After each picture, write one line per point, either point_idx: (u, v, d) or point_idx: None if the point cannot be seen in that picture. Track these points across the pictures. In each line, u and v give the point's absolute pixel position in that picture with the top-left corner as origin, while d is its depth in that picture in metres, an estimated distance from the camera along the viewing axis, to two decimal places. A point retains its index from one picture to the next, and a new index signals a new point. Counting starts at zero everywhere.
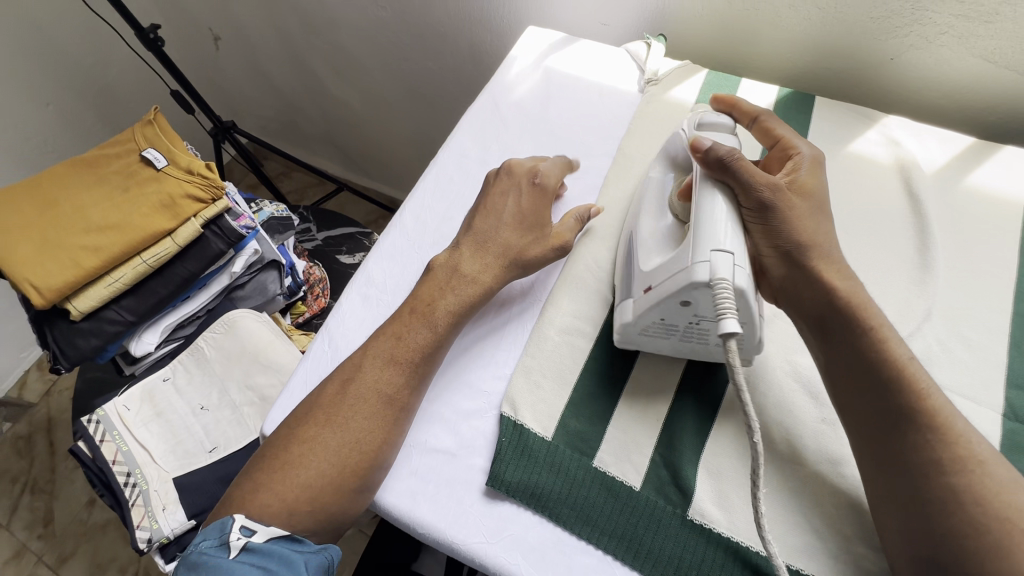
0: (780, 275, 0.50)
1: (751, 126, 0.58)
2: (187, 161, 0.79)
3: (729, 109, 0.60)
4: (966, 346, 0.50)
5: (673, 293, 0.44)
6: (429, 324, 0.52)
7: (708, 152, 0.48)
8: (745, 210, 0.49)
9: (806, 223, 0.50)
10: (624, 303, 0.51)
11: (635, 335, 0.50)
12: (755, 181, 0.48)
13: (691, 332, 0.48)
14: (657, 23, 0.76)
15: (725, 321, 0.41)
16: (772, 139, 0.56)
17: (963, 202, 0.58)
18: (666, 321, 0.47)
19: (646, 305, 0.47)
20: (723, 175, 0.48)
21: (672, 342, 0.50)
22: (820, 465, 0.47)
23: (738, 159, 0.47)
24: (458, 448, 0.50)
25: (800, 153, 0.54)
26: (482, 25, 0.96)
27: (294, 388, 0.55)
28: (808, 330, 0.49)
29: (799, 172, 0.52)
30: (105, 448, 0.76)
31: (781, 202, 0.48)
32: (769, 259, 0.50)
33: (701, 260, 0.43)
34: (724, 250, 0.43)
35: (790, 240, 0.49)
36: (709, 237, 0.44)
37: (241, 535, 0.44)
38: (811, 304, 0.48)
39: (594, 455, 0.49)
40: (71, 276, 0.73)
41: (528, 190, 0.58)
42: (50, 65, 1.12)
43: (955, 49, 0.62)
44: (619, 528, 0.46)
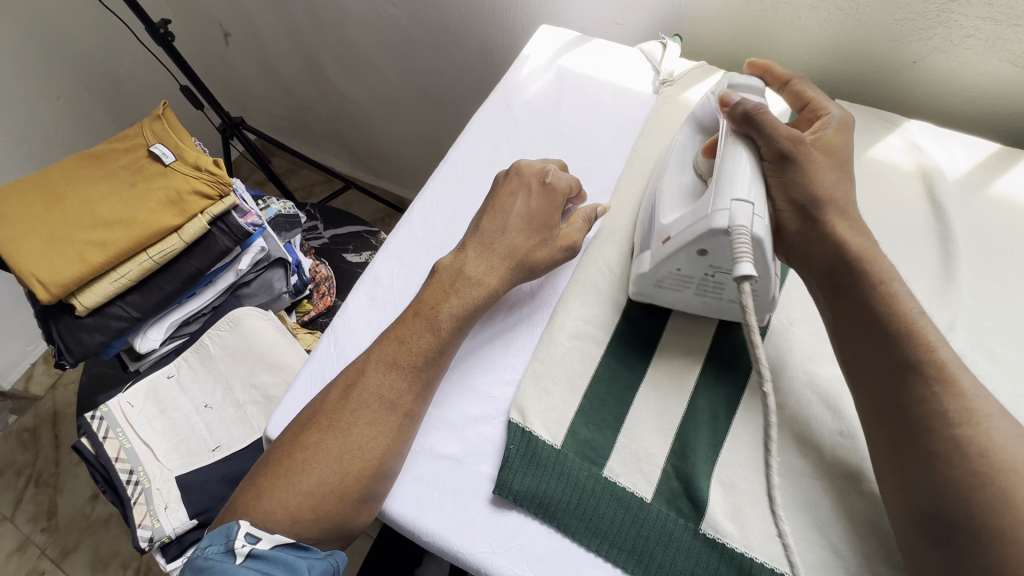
0: (796, 231, 0.48)
1: (782, 91, 0.58)
2: (195, 156, 0.79)
3: (762, 74, 0.60)
4: (991, 359, 0.49)
5: (692, 242, 0.45)
6: (431, 328, 0.51)
7: (736, 106, 0.48)
8: (767, 163, 0.48)
9: (825, 176, 0.48)
10: (642, 255, 0.52)
11: (650, 287, 0.51)
12: (780, 133, 0.47)
13: (706, 285, 0.48)
14: (673, 23, 0.75)
15: (739, 265, 0.40)
16: (803, 101, 0.57)
17: (987, 211, 0.56)
18: (682, 271, 0.48)
19: (665, 255, 0.48)
20: (749, 130, 0.48)
21: (686, 296, 0.50)
22: (838, 480, 0.45)
23: (763, 112, 0.47)
24: (464, 455, 0.49)
25: (828, 114, 0.54)
26: (493, 24, 0.95)
27: (299, 390, 0.54)
28: (818, 286, 0.48)
29: (825, 131, 0.52)
30: (108, 445, 0.75)
31: (802, 155, 0.48)
32: (784, 213, 0.48)
33: (721, 208, 0.43)
34: (744, 199, 0.43)
35: (806, 193, 0.47)
36: (730, 188, 0.44)
37: (247, 542, 0.43)
38: (822, 258, 0.47)
39: (604, 465, 0.47)
40: (76, 271, 0.72)
41: (538, 191, 0.57)
42: (59, 58, 1.11)
43: (981, 52, 0.61)
44: (629, 540, 0.45)
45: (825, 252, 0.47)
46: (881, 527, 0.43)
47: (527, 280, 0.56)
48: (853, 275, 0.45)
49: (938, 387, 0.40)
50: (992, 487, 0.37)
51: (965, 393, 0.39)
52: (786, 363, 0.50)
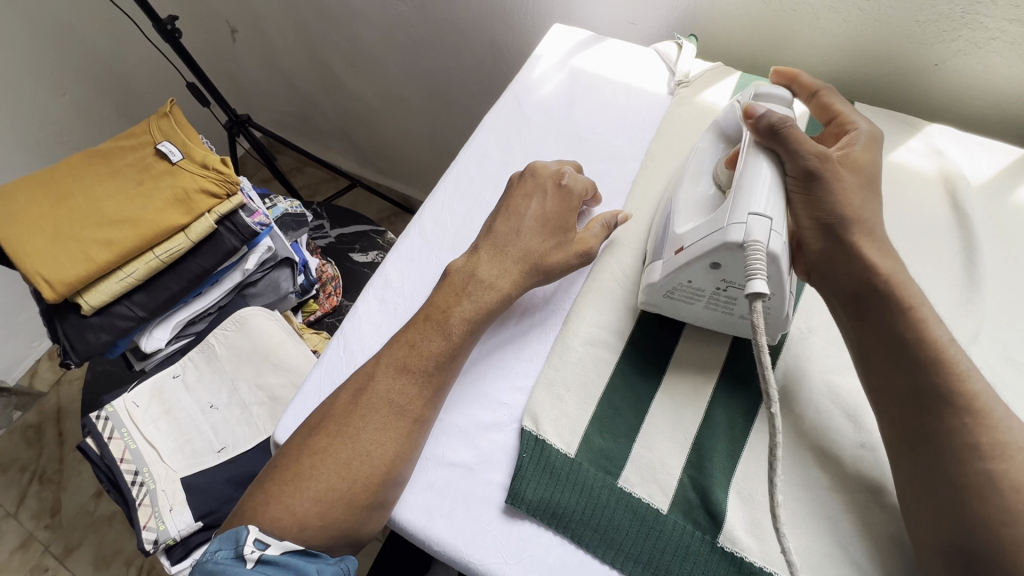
0: (819, 250, 0.47)
1: (809, 102, 0.56)
2: (203, 155, 0.78)
3: (790, 83, 0.58)
4: (1016, 371, 0.47)
5: (706, 254, 0.43)
6: (442, 332, 0.50)
7: (761, 119, 0.46)
8: (790, 179, 0.46)
9: (854, 197, 0.47)
10: (653, 264, 0.50)
11: (659, 297, 0.49)
12: (807, 149, 0.46)
13: (717, 299, 0.47)
14: (688, 23, 0.74)
15: (753, 282, 0.40)
16: (829, 115, 0.55)
17: (1011, 218, 0.55)
18: (693, 284, 0.47)
19: (675, 265, 0.46)
20: (775, 144, 0.46)
21: (698, 309, 0.49)
22: (859, 493, 0.44)
23: (790, 126, 0.45)
24: (476, 463, 0.48)
25: (857, 128, 0.52)
26: (504, 23, 0.94)
27: (307, 394, 0.53)
28: (844, 311, 0.46)
29: (854, 147, 0.50)
30: (113, 446, 0.75)
31: (829, 173, 0.46)
32: (807, 231, 0.47)
33: (737, 221, 0.42)
34: (761, 214, 0.42)
35: (833, 212, 0.46)
36: (748, 200, 0.43)
37: (256, 548, 0.42)
38: (847, 280, 0.46)
39: (619, 475, 0.46)
40: (82, 270, 0.71)
41: (553, 193, 0.56)
42: (66, 54, 1.11)
43: (1006, 55, 0.59)
44: (645, 553, 0.44)
45: (850, 275, 0.45)
46: (905, 543, 0.42)
47: (540, 284, 0.55)
48: (882, 294, 0.44)
49: (966, 402, 0.39)
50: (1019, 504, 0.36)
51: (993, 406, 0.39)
52: (805, 372, 0.49)
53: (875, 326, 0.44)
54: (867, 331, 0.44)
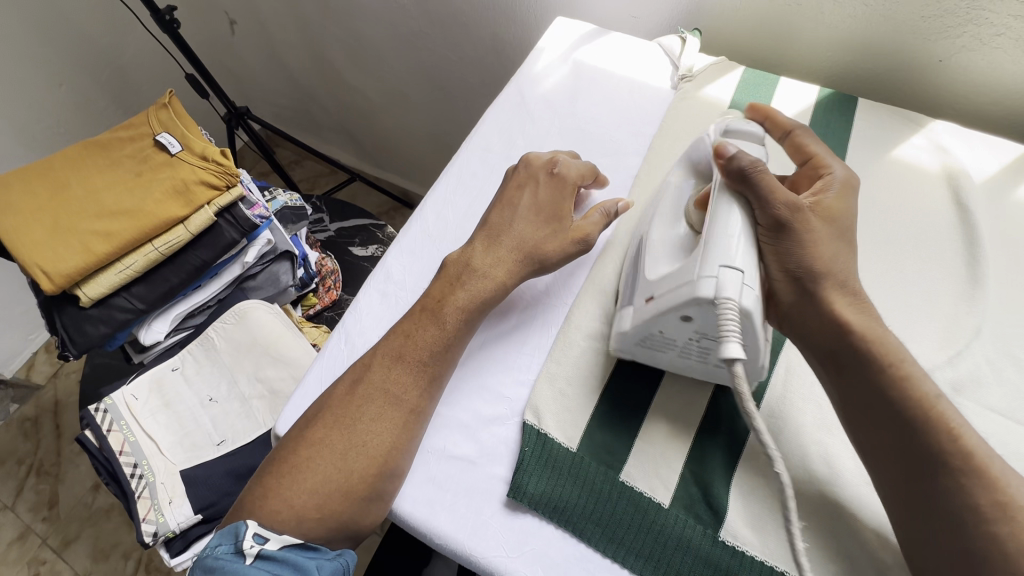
0: (791, 302, 0.45)
1: (783, 141, 0.54)
2: (202, 146, 0.77)
3: (762, 119, 0.54)
4: (1017, 368, 0.48)
5: (675, 307, 0.42)
6: (437, 322, 0.50)
7: (731, 160, 0.44)
8: (760, 227, 0.45)
9: (824, 247, 0.45)
10: (624, 310, 0.49)
11: (632, 345, 0.48)
12: (776, 198, 0.44)
13: (691, 349, 0.45)
14: (692, 16, 0.73)
15: (727, 346, 0.38)
16: (803, 156, 0.52)
17: (1014, 215, 0.55)
18: (665, 334, 0.45)
19: (648, 316, 0.45)
20: (743, 188, 0.44)
21: (671, 357, 0.47)
22: (859, 489, 0.44)
23: (759, 171, 0.43)
24: (478, 456, 0.48)
25: (831, 173, 0.50)
26: (506, 15, 0.93)
27: (308, 387, 0.53)
28: (818, 364, 0.45)
29: (826, 195, 0.48)
30: (112, 438, 0.74)
31: (798, 223, 0.44)
32: (778, 283, 0.45)
33: (707, 275, 0.40)
34: (733, 266, 0.41)
35: (803, 267, 0.45)
36: (719, 252, 0.41)
37: (256, 542, 0.42)
38: (822, 335, 0.44)
39: (622, 468, 0.46)
40: (81, 261, 0.71)
41: (546, 181, 0.56)
42: (64, 44, 1.10)
43: (1010, 51, 0.59)
44: (646, 546, 0.44)
45: (820, 330, 0.44)
46: None
47: (537, 273, 0.54)
48: (858, 359, 0.43)
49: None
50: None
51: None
52: (806, 368, 0.49)
53: (856, 381, 0.43)
54: (848, 387, 0.43)
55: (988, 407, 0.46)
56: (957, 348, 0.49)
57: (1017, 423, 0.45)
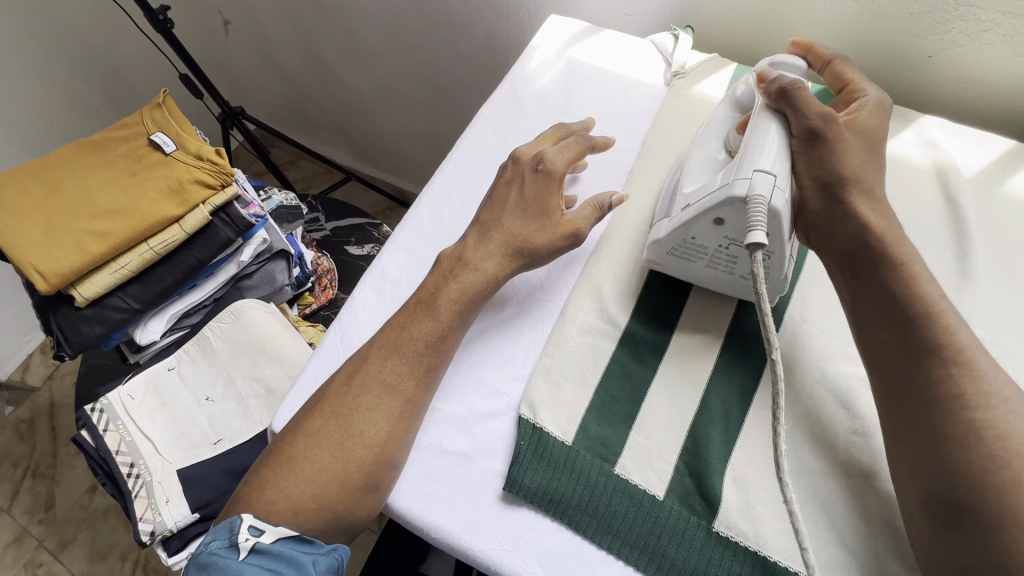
0: (818, 209, 0.47)
1: (824, 71, 0.57)
2: (197, 146, 0.77)
3: (805, 52, 0.58)
4: (1005, 359, 0.48)
5: (709, 209, 0.45)
6: (432, 312, 0.51)
7: (773, 82, 0.48)
8: (794, 139, 0.47)
9: (855, 156, 0.47)
10: (659, 223, 0.52)
11: (664, 254, 0.51)
12: (811, 109, 0.47)
13: (719, 257, 0.48)
14: (685, 15, 0.74)
15: (753, 233, 0.41)
16: (842, 84, 0.55)
17: (1002, 208, 0.55)
18: (695, 241, 0.48)
19: (681, 221, 0.47)
20: (783, 104, 0.48)
21: (698, 268, 0.50)
22: (850, 479, 0.44)
23: (799, 88, 0.47)
24: (474, 451, 0.49)
25: (866, 95, 0.52)
26: (500, 15, 0.93)
27: (305, 383, 0.53)
28: (838, 268, 0.46)
29: (860, 112, 0.51)
30: (108, 437, 0.74)
31: (831, 133, 0.47)
32: (805, 190, 0.47)
33: (742, 177, 0.43)
34: (766, 171, 0.43)
35: (831, 171, 0.47)
36: (754, 158, 0.44)
37: (251, 535, 0.43)
38: (844, 238, 0.46)
39: (616, 462, 0.47)
40: (76, 261, 0.71)
41: (533, 179, 0.55)
42: (56, 44, 1.09)
43: (998, 47, 0.60)
44: (641, 539, 0.44)
45: (846, 231, 0.46)
46: (896, 526, 0.42)
47: (526, 268, 0.54)
48: (873, 254, 0.44)
49: (942, 368, 0.39)
50: (1000, 476, 0.36)
51: (976, 381, 0.39)
52: (800, 360, 0.49)
53: (872, 284, 0.44)
54: (859, 282, 0.44)
55: None
56: None
57: None
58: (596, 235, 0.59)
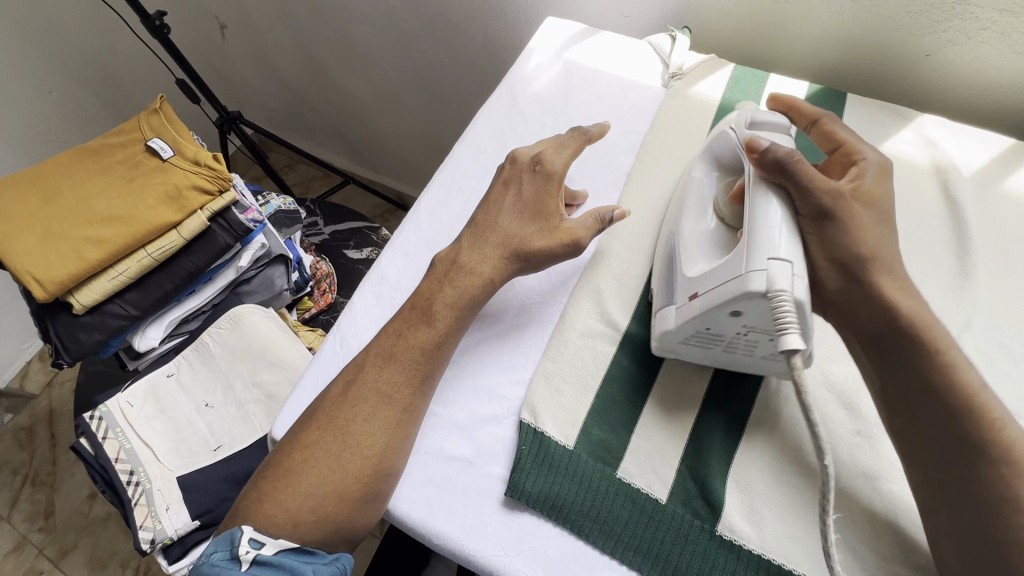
0: (838, 289, 0.44)
1: (809, 129, 0.53)
2: (194, 151, 0.77)
3: (786, 110, 0.54)
4: (1008, 358, 0.48)
5: (724, 303, 0.41)
6: (428, 319, 0.50)
7: (767, 153, 0.43)
8: (803, 218, 0.44)
9: (867, 234, 0.44)
10: (665, 310, 0.48)
11: (675, 343, 0.47)
12: (817, 186, 0.43)
13: (737, 343, 0.44)
14: (682, 15, 0.74)
15: (787, 337, 0.38)
16: (833, 143, 0.51)
17: (1002, 207, 0.55)
18: (711, 330, 0.44)
19: (692, 313, 0.44)
20: (782, 180, 0.43)
21: (713, 353, 0.47)
22: (853, 481, 0.44)
23: (798, 162, 0.42)
24: (475, 456, 0.48)
25: (865, 158, 0.49)
26: (497, 16, 0.93)
27: (304, 389, 0.53)
28: (862, 349, 0.45)
29: (864, 179, 0.47)
30: (107, 446, 0.74)
31: (841, 211, 0.43)
32: (825, 272, 0.44)
33: (757, 269, 0.39)
34: (782, 258, 0.40)
35: (848, 253, 0.44)
36: (766, 244, 0.40)
37: (251, 547, 0.42)
38: (869, 322, 0.44)
39: (618, 465, 0.47)
40: (74, 269, 0.71)
41: (531, 180, 0.55)
42: (50, 50, 1.09)
43: (996, 45, 0.60)
44: (645, 543, 0.44)
45: (871, 316, 0.44)
46: (899, 526, 0.42)
47: (524, 270, 0.54)
48: (903, 339, 0.42)
49: None
50: None
51: None
52: None
53: (899, 370, 0.43)
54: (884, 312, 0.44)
55: None
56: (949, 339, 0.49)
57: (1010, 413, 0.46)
58: (594, 245, 0.58)
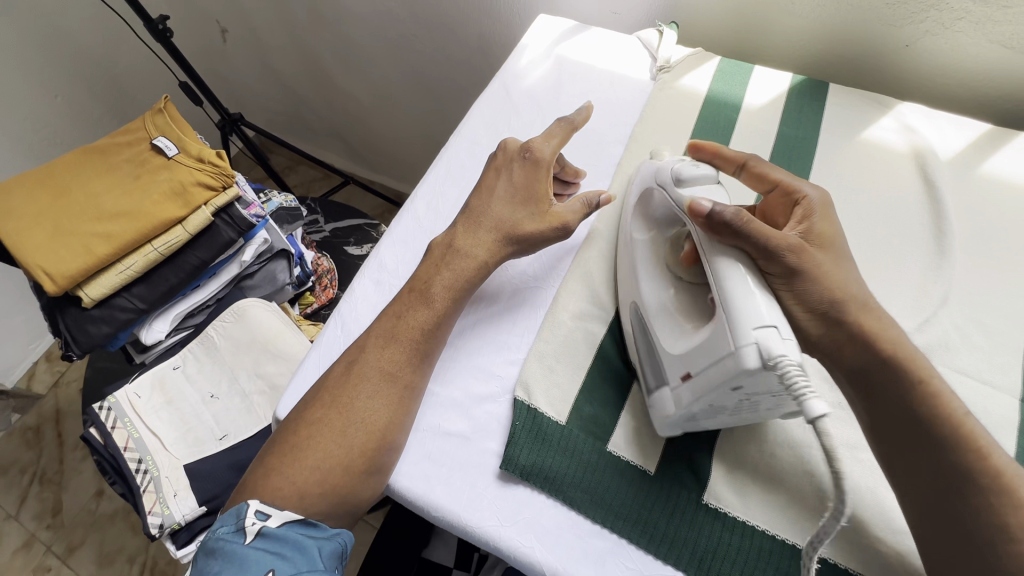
0: (820, 335, 0.44)
1: (739, 174, 0.52)
2: (198, 149, 0.79)
3: (711, 157, 0.53)
4: (984, 333, 0.50)
5: (722, 382, 0.39)
6: (426, 300, 0.52)
7: (712, 218, 0.42)
8: (773, 276, 0.43)
9: (835, 277, 0.44)
10: (662, 393, 0.46)
11: (680, 424, 0.45)
12: (773, 242, 0.42)
13: (742, 409, 0.43)
14: (669, 11, 0.76)
15: (809, 403, 0.36)
16: (768, 184, 0.50)
17: (979, 189, 0.57)
18: (714, 405, 0.42)
19: (693, 395, 0.42)
20: (738, 242, 0.42)
21: (721, 420, 0.45)
22: (835, 450, 0.46)
23: (746, 221, 0.41)
24: (472, 432, 0.50)
25: (806, 197, 0.48)
26: (490, 16, 0.95)
27: (307, 371, 0.55)
28: (849, 388, 0.45)
29: (811, 220, 0.47)
30: (116, 435, 0.76)
31: (805, 262, 0.43)
32: (804, 320, 0.44)
33: (744, 344, 0.38)
34: (766, 324, 0.38)
35: (821, 300, 0.44)
36: (747, 315, 0.39)
37: (258, 519, 0.44)
38: (852, 359, 0.44)
39: (608, 439, 0.48)
40: (83, 263, 0.73)
41: (521, 166, 0.58)
42: (55, 55, 1.11)
43: (971, 35, 0.62)
44: (634, 512, 0.46)
45: (855, 354, 0.44)
46: (876, 492, 0.44)
47: (518, 254, 0.56)
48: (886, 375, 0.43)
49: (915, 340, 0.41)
50: None
51: None
52: None
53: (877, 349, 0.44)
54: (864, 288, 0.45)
55: (956, 369, 0.48)
56: (927, 315, 0.51)
57: (984, 383, 0.48)
58: (584, 230, 0.60)
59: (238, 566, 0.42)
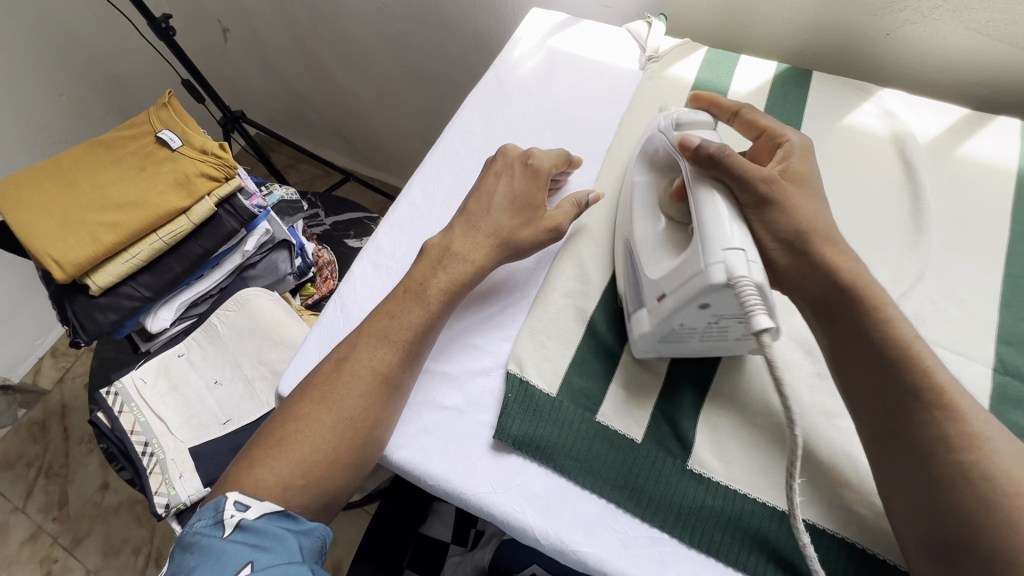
0: (788, 264, 0.48)
1: (732, 121, 0.56)
2: (201, 141, 0.82)
3: (708, 106, 0.58)
4: (959, 307, 0.52)
5: (692, 298, 0.43)
6: (422, 301, 0.54)
7: (699, 150, 0.47)
8: (746, 207, 0.47)
9: (806, 209, 0.48)
10: (638, 313, 0.50)
11: (655, 344, 0.49)
12: (751, 175, 0.46)
13: (712, 332, 0.47)
14: (658, 3, 0.78)
15: (756, 318, 0.39)
16: (757, 130, 0.54)
17: (956, 171, 0.59)
18: (685, 326, 0.46)
19: (665, 315, 0.46)
20: (718, 172, 0.46)
21: (694, 345, 0.49)
22: (814, 417, 0.48)
23: (728, 154, 0.46)
24: (466, 406, 0.52)
25: (789, 140, 0.52)
26: (486, 12, 0.98)
27: (309, 349, 0.58)
28: (814, 317, 0.48)
29: (790, 160, 0.51)
30: (123, 419, 0.78)
31: (777, 193, 0.47)
32: (774, 250, 0.48)
33: (714, 260, 0.42)
34: (735, 247, 0.42)
35: (791, 230, 0.47)
36: (718, 236, 0.42)
37: (236, 511, 0.46)
38: (815, 291, 0.47)
39: (597, 411, 0.50)
40: (91, 251, 0.75)
41: (521, 173, 0.60)
42: (60, 54, 1.14)
43: (949, 22, 0.64)
44: (621, 478, 0.48)
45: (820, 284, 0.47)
46: (852, 455, 0.46)
47: (512, 259, 0.58)
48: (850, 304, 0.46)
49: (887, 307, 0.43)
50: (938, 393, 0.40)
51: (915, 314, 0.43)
52: None
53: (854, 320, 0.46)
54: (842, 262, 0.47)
55: (932, 341, 0.50)
56: (902, 290, 0.53)
57: (958, 354, 0.50)
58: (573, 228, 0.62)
59: (214, 558, 0.43)
